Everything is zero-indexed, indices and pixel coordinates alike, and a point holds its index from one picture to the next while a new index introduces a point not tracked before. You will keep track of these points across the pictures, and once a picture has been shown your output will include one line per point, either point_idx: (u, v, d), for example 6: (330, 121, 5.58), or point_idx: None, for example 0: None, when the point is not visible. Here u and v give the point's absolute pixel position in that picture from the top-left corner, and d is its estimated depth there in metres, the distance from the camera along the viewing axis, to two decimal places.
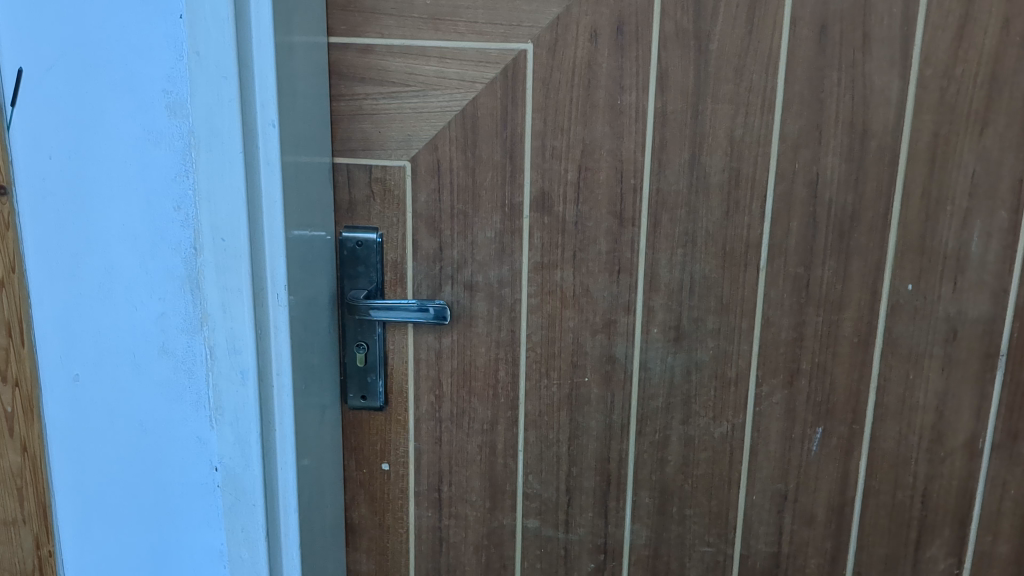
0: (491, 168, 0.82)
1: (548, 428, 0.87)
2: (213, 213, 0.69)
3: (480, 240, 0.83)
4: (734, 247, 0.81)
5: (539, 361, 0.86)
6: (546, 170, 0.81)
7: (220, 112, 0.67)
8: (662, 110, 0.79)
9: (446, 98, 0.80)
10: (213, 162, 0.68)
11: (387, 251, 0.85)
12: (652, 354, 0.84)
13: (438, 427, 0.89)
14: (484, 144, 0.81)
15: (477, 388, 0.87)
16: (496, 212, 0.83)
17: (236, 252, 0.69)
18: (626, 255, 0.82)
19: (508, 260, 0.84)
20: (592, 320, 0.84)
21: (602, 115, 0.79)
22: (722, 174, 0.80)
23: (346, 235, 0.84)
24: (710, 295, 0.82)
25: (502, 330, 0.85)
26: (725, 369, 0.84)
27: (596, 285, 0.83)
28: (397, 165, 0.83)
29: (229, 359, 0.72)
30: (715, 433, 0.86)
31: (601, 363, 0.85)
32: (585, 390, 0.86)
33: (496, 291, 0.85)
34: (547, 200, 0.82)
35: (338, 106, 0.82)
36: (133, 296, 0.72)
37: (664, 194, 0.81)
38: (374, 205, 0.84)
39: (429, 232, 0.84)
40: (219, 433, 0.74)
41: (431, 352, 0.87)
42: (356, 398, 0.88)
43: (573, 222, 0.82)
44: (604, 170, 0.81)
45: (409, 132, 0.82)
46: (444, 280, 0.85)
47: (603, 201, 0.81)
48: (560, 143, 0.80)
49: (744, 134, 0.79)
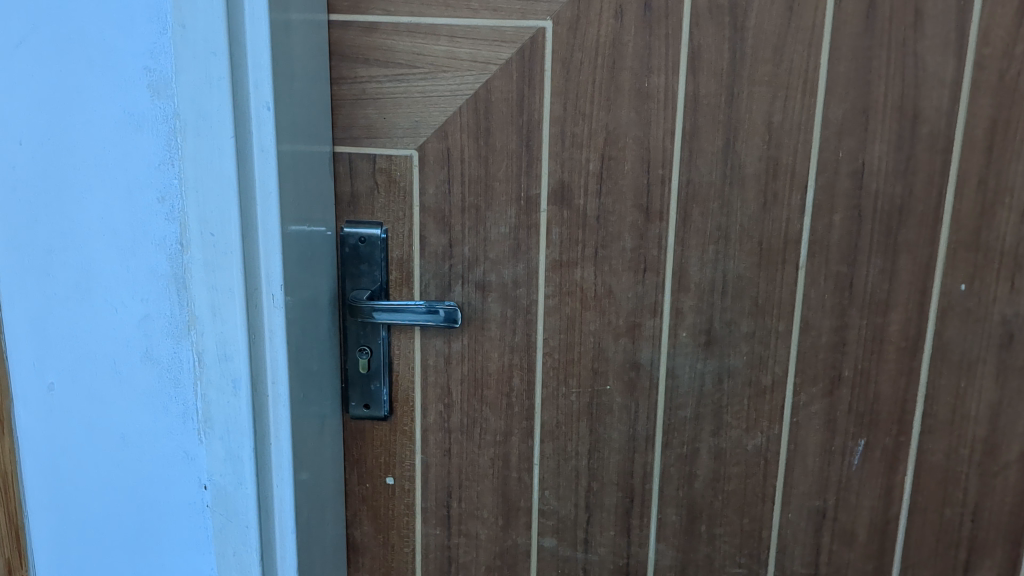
0: (506, 157, 0.75)
1: (566, 439, 0.81)
2: (202, 205, 0.62)
3: (493, 235, 0.77)
4: (772, 244, 0.74)
5: (557, 368, 0.79)
6: (566, 160, 0.74)
7: (208, 92, 0.61)
8: (694, 93, 0.72)
9: (457, 80, 0.74)
10: (200, 147, 0.61)
11: (392, 248, 0.78)
12: (679, 360, 0.78)
13: (447, 438, 0.82)
14: (498, 131, 0.74)
15: (489, 396, 0.81)
16: (510, 204, 0.76)
17: (227, 248, 0.63)
18: (653, 252, 0.76)
19: (524, 257, 0.77)
20: (615, 324, 0.78)
21: (628, 99, 0.73)
22: (758, 163, 0.73)
23: (348, 230, 0.77)
24: (744, 296, 0.76)
25: (517, 334, 0.79)
26: (760, 377, 0.77)
27: (620, 286, 0.77)
28: (403, 154, 0.76)
29: (219, 367, 0.65)
30: (748, 446, 0.79)
31: (625, 369, 0.78)
32: (607, 399, 0.79)
33: (510, 291, 0.78)
34: (566, 192, 0.75)
35: (339, 90, 0.75)
36: (112, 296, 0.65)
37: (694, 186, 0.74)
38: (378, 197, 0.77)
39: (437, 227, 0.77)
40: (209, 448, 0.67)
41: (439, 357, 0.80)
42: (359, 407, 0.81)
43: (595, 216, 0.75)
44: (629, 160, 0.74)
45: (417, 119, 0.75)
46: (453, 280, 0.78)
47: (628, 193, 0.75)
48: (581, 130, 0.74)
49: (783, 120, 0.72)
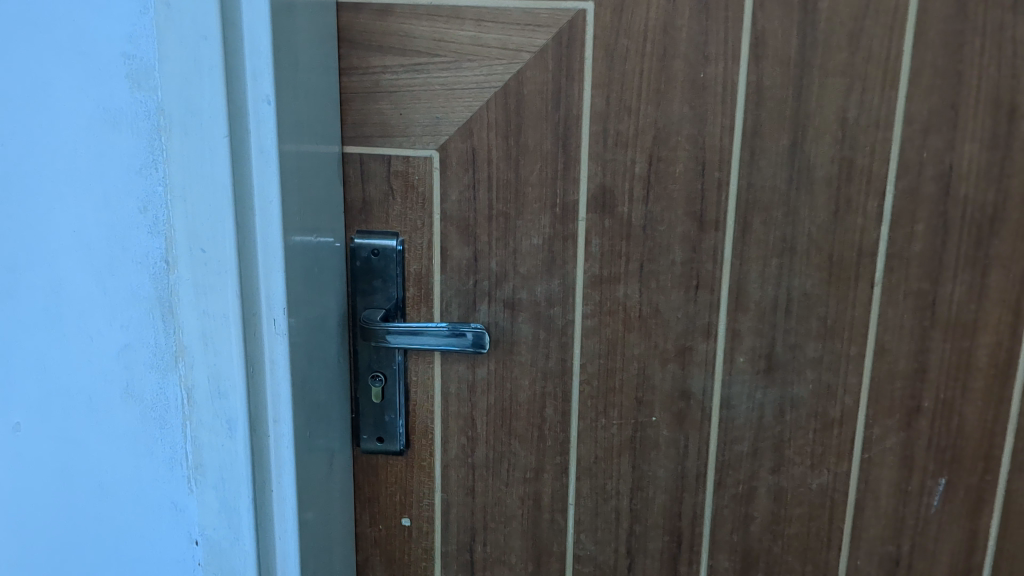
0: (540, 158, 0.66)
1: (606, 477, 0.71)
2: (190, 217, 0.53)
3: (524, 247, 0.67)
4: (843, 257, 0.65)
5: (596, 397, 0.70)
6: (609, 162, 0.65)
7: (197, 83, 0.51)
8: (756, 85, 0.63)
9: (484, 70, 0.64)
10: (188, 148, 0.52)
11: (409, 262, 0.69)
12: (735, 389, 0.68)
13: (471, 475, 0.73)
14: (531, 129, 0.65)
15: (519, 429, 0.71)
16: (544, 212, 0.67)
17: (221, 267, 0.53)
18: (707, 267, 0.66)
19: (559, 272, 0.68)
20: (662, 348, 0.68)
21: (680, 92, 0.63)
22: (829, 166, 0.64)
23: (360, 242, 0.68)
24: (811, 316, 0.67)
25: (551, 358, 0.69)
26: (828, 408, 0.68)
27: (668, 304, 0.67)
28: (422, 155, 0.66)
29: (212, 405, 0.56)
30: (813, 486, 0.70)
31: (673, 399, 0.69)
32: (652, 432, 0.70)
33: (543, 311, 0.69)
34: (608, 198, 0.66)
35: (350, 83, 0.66)
36: (87, 323, 0.56)
37: (755, 191, 0.65)
38: (393, 205, 0.68)
39: (460, 238, 0.68)
40: (201, 497, 0.57)
41: (462, 385, 0.71)
42: (371, 441, 0.72)
43: (641, 225, 0.66)
44: (681, 161, 0.65)
45: (439, 115, 0.66)
46: (479, 297, 0.69)
47: (679, 199, 0.65)
48: (626, 127, 0.64)
49: (859, 115, 0.63)
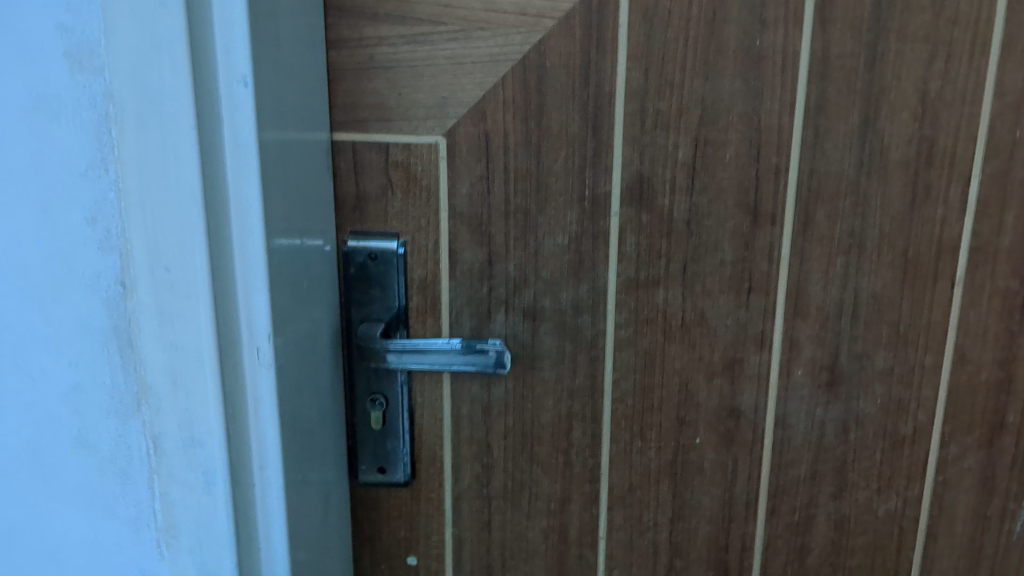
0: (566, 144, 0.56)
1: (642, 507, 0.62)
2: (150, 229, 0.42)
3: (547, 248, 0.58)
4: (920, 253, 0.56)
5: (631, 418, 0.60)
6: (647, 147, 0.55)
7: (153, 60, 0.40)
8: (822, 53, 0.53)
9: (499, 41, 0.54)
10: (145, 143, 0.41)
11: (413, 266, 0.59)
12: (792, 406, 0.59)
13: (486, 508, 0.63)
14: (555, 109, 0.55)
15: (541, 455, 0.62)
16: (570, 206, 0.57)
17: (189, 289, 0.43)
18: (761, 268, 0.57)
19: (588, 276, 0.58)
20: (708, 361, 0.59)
21: (732, 62, 0.54)
22: (906, 148, 0.55)
23: (355, 245, 0.58)
24: (881, 322, 0.58)
25: (578, 375, 0.60)
26: (898, 425, 0.60)
27: (716, 310, 0.58)
28: (426, 141, 0.56)
29: (184, 456, 0.45)
30: (879, 513, 0.61)
31: (720, 419, 0.60)
32: (695, 456, 0.61)
33: (570, 321, 0.59)
34: (646, 189, 0.56)
35: (339, 57, 0.55)
36: (27, 359, 0.46)
37: (818, 178, 0.55)
38: (393, 200, 0.58)
39: (472, 238, 0.58)
40: (174, 563, 0.48)
41: (475, 406, 0.61)
42: (371, 472, 0.62)
43: (684, 220, 0.57)
44: (732, 145, 0.55)
45: (446, 94, 0.55)
46: (495, 306, 0.59)
47: (729, 188, 0.56)
48: (667, 105, 0.55)
49: (942, 88, 0.54)
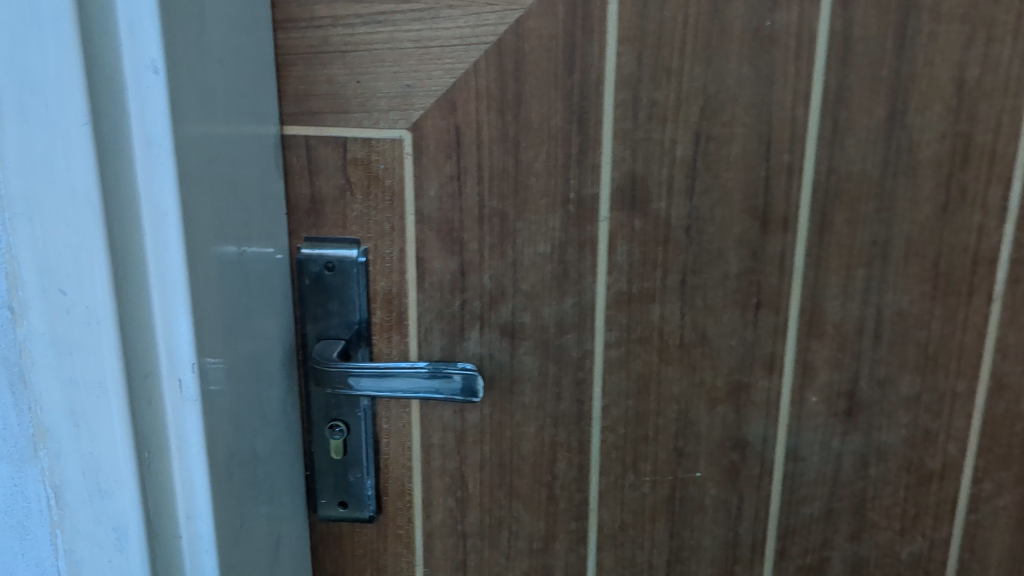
0: (548, 139, 0.49)
1: (635, 547, 0.56)
2: (41, 242, 0.36)
3: (526, 257, 0.51)
4: (953, 266, 0.49)
5: (623, 449, 0.54)
6: (641, 143, 0.48)
7: (35, 43, 0.34)
8: (842, 35, 0.46)
9: (471, 20, 0.47)
10: (29, 141, 0.35)
11: (375, 278, 0.52)
12: (805, 437, 0.53)
13: (461, 547, 0.57)
14: (536, 100, 0.48)
15: (522, 489, 0.55)
16: (552, 210, 0.50)
17: (88, 314, 0.36)
18: (771, 281, 0.50)
19: (573, 288, 0.51)
20: (710, 386, 0.52)
21: (738, 46, 0.47)
22: (939, 145, 0.48)
23: (310, 253, 0.51)
24: (907, 343, 0.51)
25: (563, 400, 0.53)
26: (926, 459, 0.53)
27: (719, 329, 0.51)
28: (389, 135, 0.49)
29: (91, 505, 0.39)
30: (902, 555, 0.55)
31: (724, 450, 0.53)
32: (696, 492, 0.54)
33: (553, 340, 0.52)
34: (639, 190, 0.49)
35: (288, 40, 0.48)
36: None
37: (837, 180, 0.48)
38: (353, 203, 0.51)
39: (442, 246, 0.51)
40: None
41: (448, 435, 0.54)
42: (332, 507, 0.56)
43: (684, 226, 0.50)
44: (738, 140, 0.48)
45: (410, 82, 0.48)
46: (468, 322, 0.52)
47: (735, 189, 0.49)
48: (664, 95, 0.48)
49: (981, 76, 0.46)
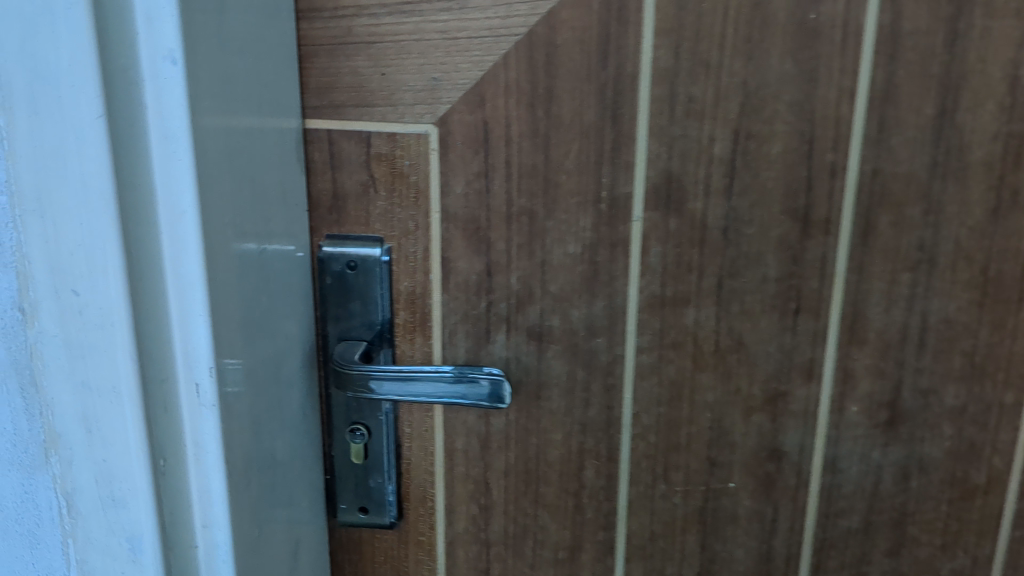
0: (580, 136, 0.47)
1: (665, 559, 0.54)
2: (54, 241, 0.34)
3: (556, 257, 0.49)
4: (1003, 273, 0.47)
5: (654, 457, 0.52)
6: (677, 140, 0.46)
7: (48, 33, 0.32)
8: (891, 29, 0.44)
9: (500, 11, 0.45)
10: (41, 134, 0.33)
11: (399, 277, 0.50)
12: (844, 448, 0.51)
13: (485, 555, 0.55)
14: (568, 95, 0.46)
15: (548, 497, 0.53)
16: (584, 209, 0.48)
17: (102, 316, 0.35)
18: (811, 285, 0.48)
19: (604, 291, 0.49)
20: (745, 394, 0.50)
21: (781, 40, 0.45)
22: (991, 145, 0.45)
23: (332, 251, 0.50)
24: (953, 352, 0.48)
25: (592, 407, 0.51)
26: (970, 473, 0.51)
27: (756, 334, 0.49)
28: (415, 130, 0.48)
29: (104, 512, 0.38)
30: (942, 572, 0.53)
31: (759, 460, 0.51)
32: (729, 503, 0.52)
33: (582, 343, 0.50)
34: (674, 190, 0.47)
35: (311, 30, 0.47)
36: None
37: (882, 181, 0.46)
38: (377, 200, 0.49)
39: (468, 245, 0.49)
40: None
41: (472, 440, 0.53)
42: (352, 512, 0.54)
43: (721, 228, 0.48)
44: (780, 139, 0.46)
45: (437, 75, 0.46)
46: (494, 324, 0.50)
47: (775, 190, 0.47)
48: (702, 91, 0.46)
49: None
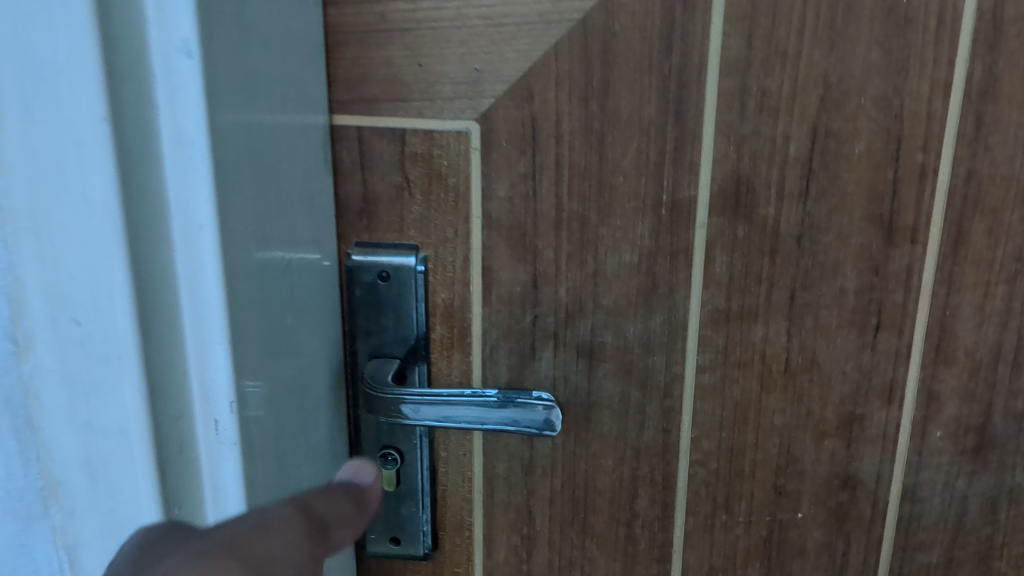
0: (639, 133, 0.42)
1: None
2: (52, 263, 0.30)
3: (610, 268, 0.44)
4: None
5: (714, 485, 0.47)
6: (748, 139, 0.42)
7: (42, 22, 0.27)
8: (993, 15, 0.39)
9: None
10: (35, 141, 0.29)
11: (436, 289, 0.46)
12: (926, 476, 0.46)
13: None
14: (626, 87, 0.41)
15: (598, 527, 0.49)
16: (642, 215, 0.43)
17: (107, 350, 0.30)
18: (894, 299, 0.43)
19: (663, 304, 0.44)
20: (818, 418, 0.46)
21: (868, 26, 0.39)
22: None
23: (362, 261, 0.45)
24: None
25: (648, 431, 0.47)
26: None
27: (831, 352, 0.44)
28: (455, 127, 0.43)
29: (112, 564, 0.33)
30: None
31: (831, 490, 0.47)
32: (796, 535, 0.48)
33: (637, 362, 0.45)
34: (744, 193, 0.42)
35: (340, 17, 0.42)
36: None
37: (978, 184, 0.41)
38: (412, 203, 0.44)
39: (512, 255, 0.44)
40: None
41: (515, 466, 0.48)
42: (382, 542, 0.50)
43: (795, 236, 0.43)
44: (863, 137, 0.41)
45: (480, 66, 0.42)
46: (541, 340, 0.46)
47: (856, 193, 0.42)
48: (777, 83, 0.41)
49: None
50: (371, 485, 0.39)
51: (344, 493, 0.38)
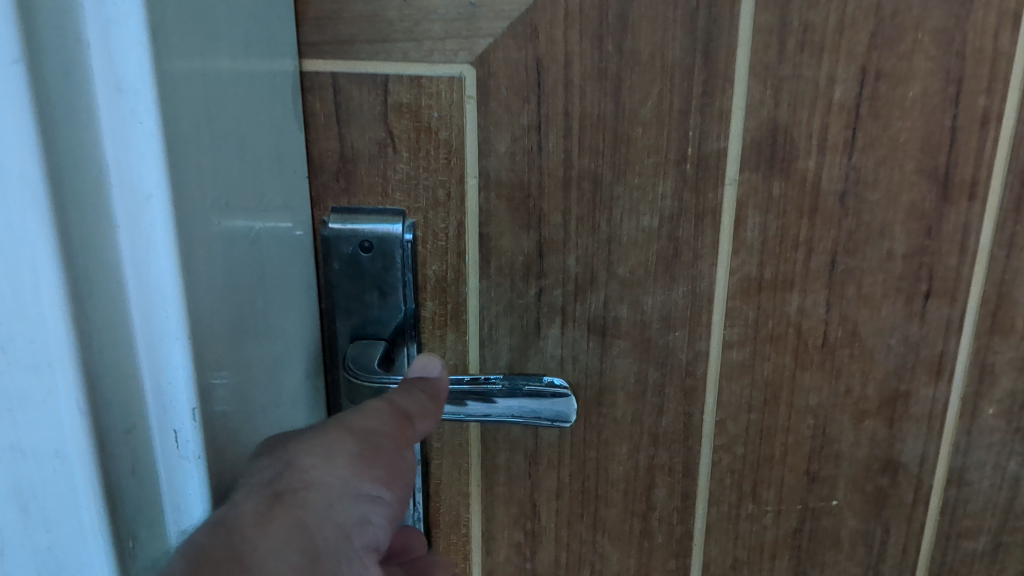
0: (661, 77, 0.36)
1: None
2: None
3: (626, 233, 0.39)
4: None
5: (740, 473, 0.43)
6: (787, 82, 0.36)
7: None
8: None
9: None
10: None
11: (426, 260, 0.40)
12: (975, 459, 0.42)
13: None
14: (647, 23, 0.35)
15: (610, 521, 0.44)
16: (663, 173, 0.37)
17: (31, 348, 0.24)
18: (948, 263, 0.38)
19: (686, 273, 0.39)
20: (858, 397, 0.41)
21: None
22: None
23: (340, 229, 0.39)
24: None
25: (667, 415, 0.42)
26: None
27: (875, 324, 0.39)
28: (448, 72, 0.37)
29: None
30: None
31: (870, 474, 0.42)
32: (829, 524, 0.43)
33: (656, 339, 0.40)
34: (781, 145, 0.37)
35: None
36: None
37: None
38: (398, 162, 0.38)
39: (514, 220, 0.39)
40: None
41: (517, 455, 0.43)
42: None
43: (838, 193, 0.37)
44: (919, 79, 0.35)
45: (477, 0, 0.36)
46: (546, 316, 0.40)
47: (909, 143, 0.36)
48: (823, 16, 0.35)
49: None
50: (439, 379, 0.37)
51: (421, 393, 0.36)
